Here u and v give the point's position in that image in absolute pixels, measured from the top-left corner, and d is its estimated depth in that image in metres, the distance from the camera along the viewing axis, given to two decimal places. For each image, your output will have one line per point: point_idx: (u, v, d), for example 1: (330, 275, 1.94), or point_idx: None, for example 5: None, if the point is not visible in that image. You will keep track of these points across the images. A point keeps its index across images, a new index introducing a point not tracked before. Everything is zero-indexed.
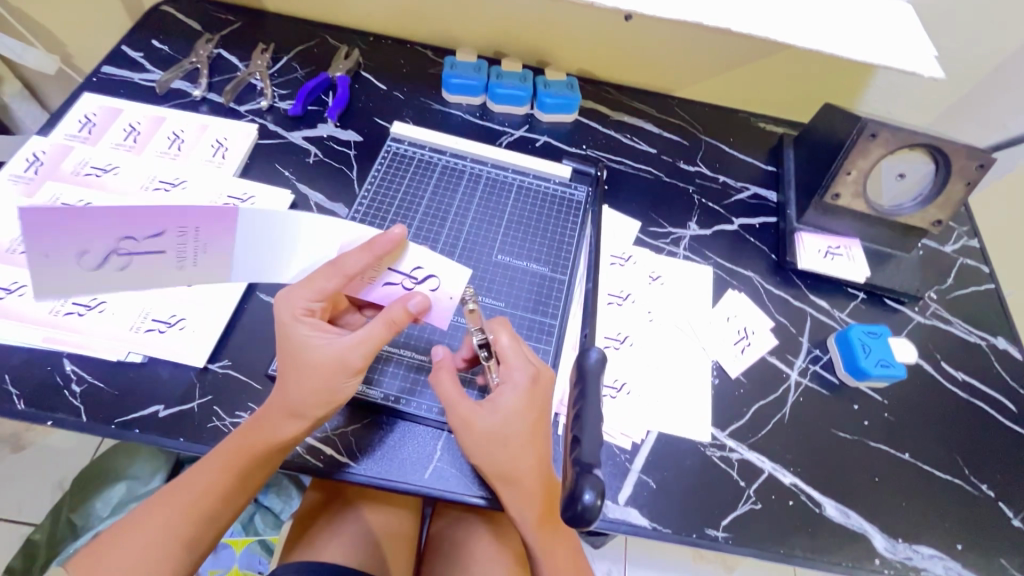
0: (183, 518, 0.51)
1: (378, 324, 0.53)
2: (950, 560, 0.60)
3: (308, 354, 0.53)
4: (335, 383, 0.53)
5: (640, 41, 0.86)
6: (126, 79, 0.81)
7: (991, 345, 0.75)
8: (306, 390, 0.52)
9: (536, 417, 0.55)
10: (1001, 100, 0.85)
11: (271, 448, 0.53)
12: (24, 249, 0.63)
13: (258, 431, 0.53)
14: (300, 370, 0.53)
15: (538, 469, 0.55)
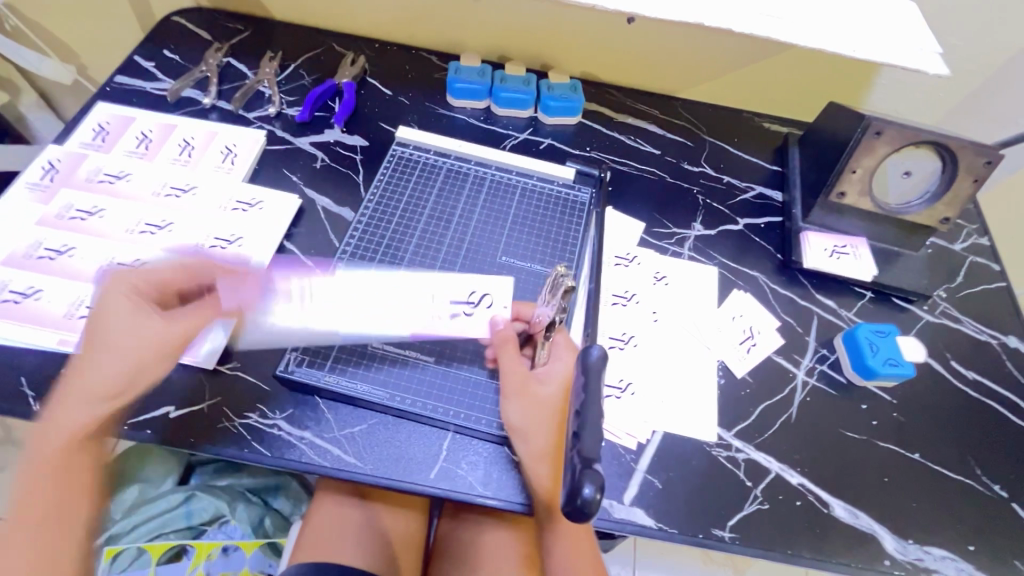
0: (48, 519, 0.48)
1: (191, 318, 0.58)
2: (962, 561, 0.60)
3: (112, 324, 0.54)
4: (112, 358, 0.53)
5: (643, 43, 0.86)
6: (138, 88, 0.83)
7: (1002, 344, 0.74)
8: (101, 367, 0.53)
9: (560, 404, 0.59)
10: (1007, 98, 0.84)
11: (73, 435, 0.50)
12: (41, 255, 0.64)
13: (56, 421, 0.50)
14: (99, 346, 0.53)
15: (544, 440, 0.56)
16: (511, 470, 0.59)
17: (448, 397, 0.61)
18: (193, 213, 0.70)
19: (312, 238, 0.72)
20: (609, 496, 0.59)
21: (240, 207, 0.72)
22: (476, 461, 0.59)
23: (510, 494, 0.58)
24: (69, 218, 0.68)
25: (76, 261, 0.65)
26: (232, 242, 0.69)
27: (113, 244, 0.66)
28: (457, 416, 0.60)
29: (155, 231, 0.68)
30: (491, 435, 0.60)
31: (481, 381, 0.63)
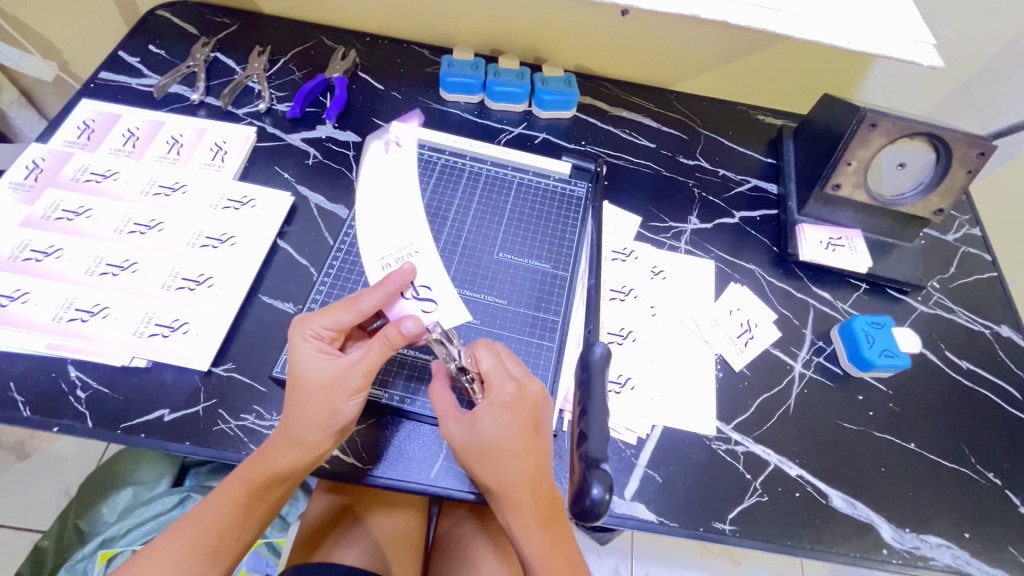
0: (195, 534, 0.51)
1: (378, 346, 0.54)
2: (957, 548, 0.60)
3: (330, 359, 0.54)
4: (335, 407, 0.53)
5: (637, 35, 0.85)
6: (123, 84, 0.81)
7: (995, 333, 0.75)
8: (305, 414, 0.52)
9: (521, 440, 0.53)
10: (1000, 88, 0.84)
11: (276, 469, 0.53)
12: (27, 256, 0.63)
13: (262, 459, 0.53)
14: (310, 382, 0.53)
15: (522, 488, 0.53)
16: None
17: None
18: (183, 212, 0.69)
19: (306, 236, 0.71)
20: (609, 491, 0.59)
21: (231, 206, 0.71)
22: None
23: None
24: (56, 218, 0.66)
25: (64, 263, 0.63)
26: (224, 241, 0.68)
27: (102, 245, 0.65)
28: None
29: (144, 231, 0.67)
30: None
31: None
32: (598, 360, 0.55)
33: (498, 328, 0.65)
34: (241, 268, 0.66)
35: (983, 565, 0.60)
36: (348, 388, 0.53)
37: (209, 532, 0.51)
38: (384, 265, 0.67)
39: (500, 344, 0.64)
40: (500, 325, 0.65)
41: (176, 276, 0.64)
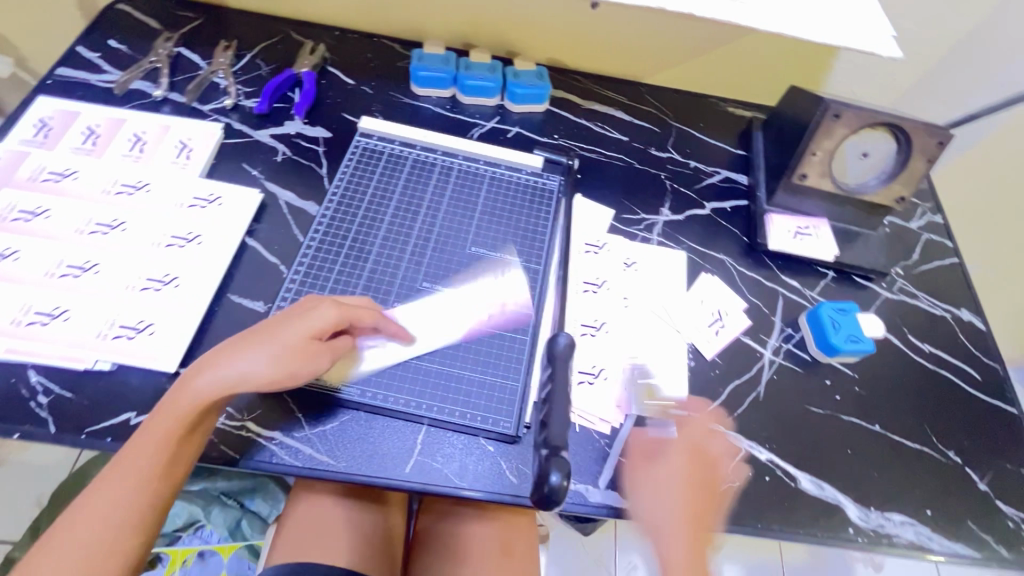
0: (99, 513, 0.48)
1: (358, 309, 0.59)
2: (920, 525, 0.62)
3: (279, 321, 0.55)
4: (285, 331, 0.54)
5: (608, 28, 0.86)
6: (83, 80, 0.78)
7: (955, 317, 0.78)
8: (262, 337, 0.54)
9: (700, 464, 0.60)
10: (959, 79, 0.87)
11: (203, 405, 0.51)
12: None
13: (180, 394, 0.51)
14: (251, 343, 0.53)
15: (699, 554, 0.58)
16: (487, 461, 0.59)
17: (421, 390, 0.60)
18: (147, 211, 0.67)
19: (276, 234, 0.70)
20: (584, 481, 0.60)
21: (197, 204, 0.69)
22: (451, 453, 0.59)
23: (487, 483, 0.58)
24: (12, 219, 0.64)
25: (21, 265, 0.61)
26: (191, 240, 0.66)
27: (63, 246, 0.63)
28: (430, 409, 0.59)
29: (106, 231, 0.65)
30: (465, 427, 0.59)
31: (453, 372, 0.62)
32: (563, 351, 0.55)
33: (471, 322, 0.65)
34: (208, 267, 0.65)
35: (945, 542, 0.62)
36: (303, 315, 0.55)
37: (116, 509, 0.48)
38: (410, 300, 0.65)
39: (473, 338, 0.64)
40: (472, 318, 0.65)
41: (142, 276, 0.63)
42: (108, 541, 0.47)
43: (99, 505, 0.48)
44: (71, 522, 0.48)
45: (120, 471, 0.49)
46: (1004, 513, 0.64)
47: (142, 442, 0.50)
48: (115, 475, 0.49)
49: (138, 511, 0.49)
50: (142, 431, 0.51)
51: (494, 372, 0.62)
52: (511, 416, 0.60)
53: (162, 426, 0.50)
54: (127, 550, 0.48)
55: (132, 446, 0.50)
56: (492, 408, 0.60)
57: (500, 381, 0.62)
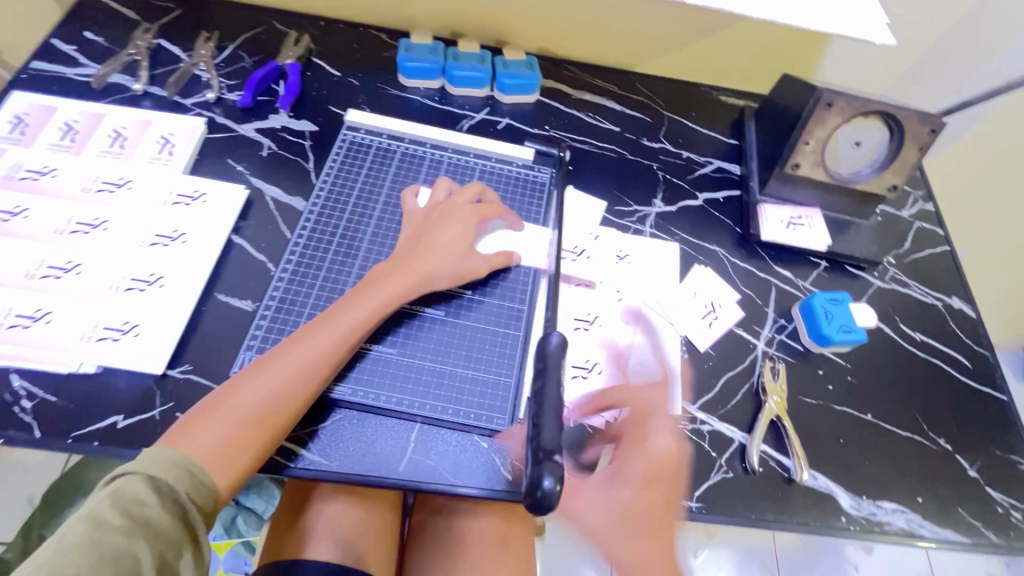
0: (262, 386, 0.52)
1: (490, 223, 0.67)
2: (911, 513, 0.63)
3: (439, 228, 0.64)
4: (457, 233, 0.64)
5: (598, 16, 0.84)
6: (59, 74, 0.76)
7: (946, 305, 0.78)
8: (439, 240, 0.63)
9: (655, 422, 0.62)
10: (950, 66, 0.87)
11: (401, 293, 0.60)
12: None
13: (377, 285, 0.59)
14: (430, 244, 0.63)
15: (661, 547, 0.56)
16: (481, 458, 0.58)
17: (413, 388, 0.59)
18: (130, 209, 0.66)
19: (262, 231, 0.69)
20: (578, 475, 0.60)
21: (181, 201, 0.68)
22: (445, 451, 0.58)
23: (481, 480, 0.57)
24: None
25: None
26: (176, 238, 0.65)
27: (43, 246, 0.62)
28: (423, 407, 0.59)
29: (87, 231, 0.64)
30: (459, 424, 0.59)
31: (446, 369, 0.61)
32: (554, 349, 0.55)
33: (464, 318, 0.64)
34: (194, 266, 0.64)
35: (936, 528, 0.63)
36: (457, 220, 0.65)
37: (284, 378, 0.53)
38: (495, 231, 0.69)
39: (465, 334, 0.63)
40: (464, 315, 0.65)
41: (125, 276, 0.62)
42: (266, 411, 0.51)
43: (263, 378, 0.52)
44: (239, 390, 0.52)
45: (286, 351, 0.54)
46: (993, 498, 0.65)
47: (309, 328, 0.56)
48: (286, 354, 0.54)
49: (308, 384, 0.53)
50: (324, 316, 0.57)
51: (487, 369, 0.62)
52: (505, 413, 0.60)
53: (359, 313, 0.57)
54: (277, 424, 0.52)
55: (310, 330, 0.56)
56: (485, 404, 0.60)
57: (494, 377, 0.62)
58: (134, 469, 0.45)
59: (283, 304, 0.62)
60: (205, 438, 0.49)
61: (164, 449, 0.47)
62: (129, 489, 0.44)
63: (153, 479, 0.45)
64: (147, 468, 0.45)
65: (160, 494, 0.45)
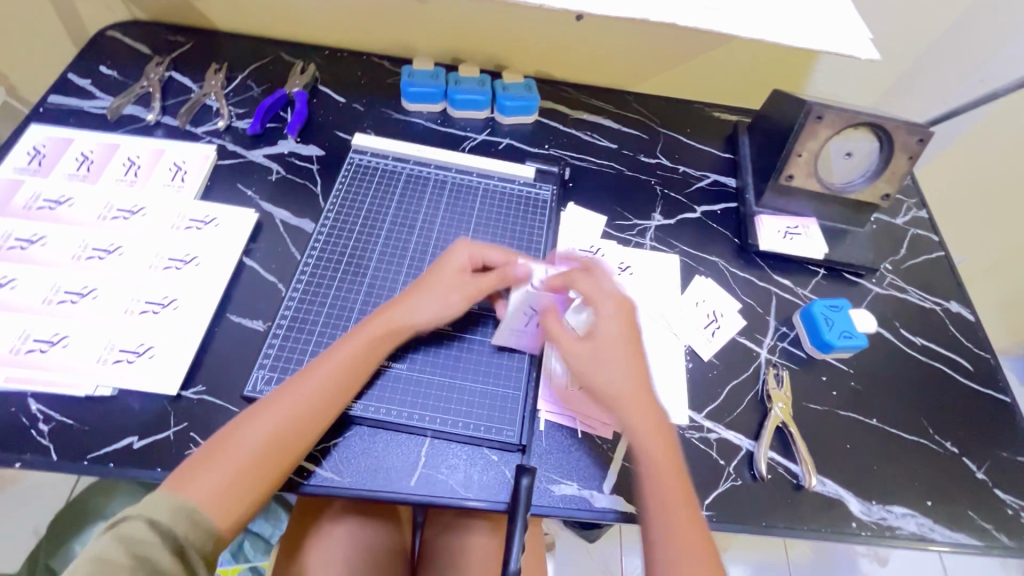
0: (261, 431, 0.51)
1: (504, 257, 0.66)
2: (922, 517, 0.63)
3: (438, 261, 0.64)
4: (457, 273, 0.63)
5: (593, 39, 0.88)
6: (75, 108, 0.79)
7: (945, 309, 0.79)
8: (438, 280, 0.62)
9: (637, 381, 0.57)
10: (934, 77, 0.89)
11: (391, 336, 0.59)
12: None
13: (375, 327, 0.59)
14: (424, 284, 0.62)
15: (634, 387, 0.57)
16: (492, 470, 0.59)
17: (422, 403, 0.60)
18: (144, 235, 0.68)
19: (273, 253, 0.70)
20: (589, 486, 0.60)
21: (194, 226, 0.69)
22: (456, 464, 0.59)
23: (490, 493, 0.58)
24: (8, 248, 0.64)
25: (17, 294, 0.61)
26: (188, 261, 0.67)
27: (62, 273, 0.63)
28: (434, 421, 0.60)
29: (103, 256, 0.65)
30: (469, 437, 0.60)
31: (455, 384, 0.62)
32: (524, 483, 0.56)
33: (472, 333, 0.65)
34: (208, 288, 0.65)
35: (947, 531, 0.63)
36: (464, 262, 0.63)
37: (269, 433, 0.51)
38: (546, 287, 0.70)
39: (472, 349, 0.64)
40: (473, 331, 0.66)
41: (140, 299, 0.63)
42: (259, 462, 0.50)
43: (258, 424, 0.51)
44: (227, 444, 0.50)
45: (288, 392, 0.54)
46: (1001, 500, 0.65)
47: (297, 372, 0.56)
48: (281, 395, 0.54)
49: (293, 440, 0.52)
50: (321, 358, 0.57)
51: (495, 383, 0.63)
52: (514, 426, 0.61)
53: (348, 347, 0.57)
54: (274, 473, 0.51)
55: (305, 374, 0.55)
56: (495, 418, 0.61)
57: (502, 390, 0.63)
58: (136, 514, 0.45)
59: (295, 322, 0.64)
60: (202, 487, 0.48)
61: (163, 497, 0.46)
62: (133, 533, 0.43)
63: (156, 522, 0.44)
64: (152, 512, 0.45)
65: (163, 538, 0.44)
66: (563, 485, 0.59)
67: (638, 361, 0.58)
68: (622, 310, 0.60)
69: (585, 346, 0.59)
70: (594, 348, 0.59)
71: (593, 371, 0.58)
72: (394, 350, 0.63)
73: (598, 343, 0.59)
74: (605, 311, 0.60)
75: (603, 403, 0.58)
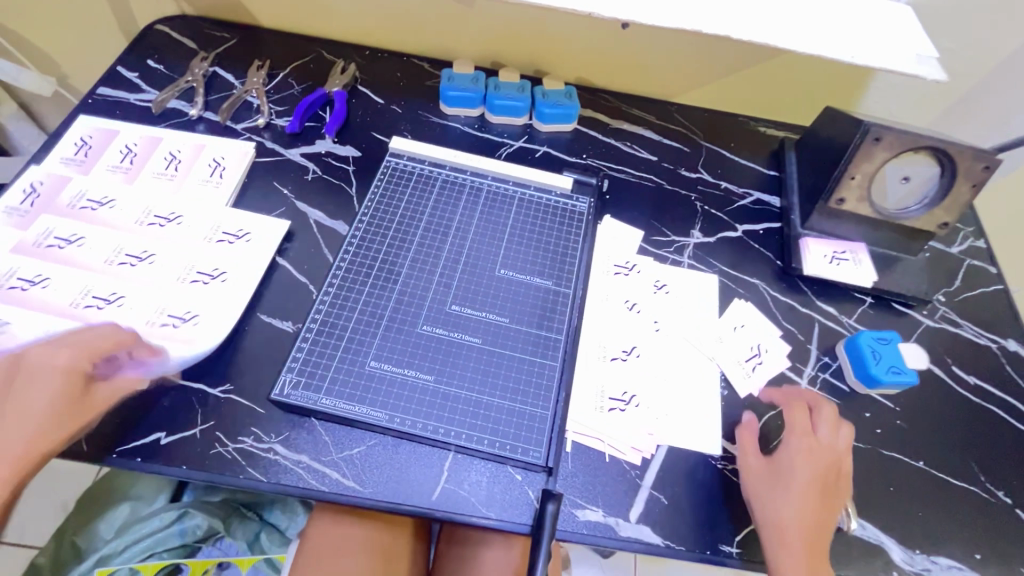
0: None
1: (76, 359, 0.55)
2: (969, 570, 0.59)
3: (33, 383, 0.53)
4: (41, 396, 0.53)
5: (638, 47, 0.85)
6: (122, 100, 0.80)
7: (1001, 347, 0.74)
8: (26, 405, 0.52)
9: (815, 519, 0.56)
10: (1001, 99, 0.84)
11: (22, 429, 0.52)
12: (12, 285, 0.61)
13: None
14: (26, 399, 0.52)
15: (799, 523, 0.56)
16: (515, 490, 0.57)
17: (447, 416, 0.59)
18: (178, 243, 0.67)
19: (306, 253, 0.70)
20: (615, 514, 0.58)
21: (225, 239, 0.68)
22: (478, 482, 0.57)
23: (514, 513, 0.56)
24: (48, 246, 0.64)
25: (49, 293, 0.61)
26: (215, 277, 0.65)
27: (100, 276, 0.63)
28: (458, 436, 0.58)
29: (134, 263, 0.65)
30: (493, 455, 0.58)
31: (482, 399, 0.60)
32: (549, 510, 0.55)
33: (501, 347, 0.64)
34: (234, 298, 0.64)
35: None
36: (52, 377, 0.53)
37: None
38: (612, 357, 0.66)
39: (502, 363, 0.63)
40: (504, 344, 0.64)
41: (161, 313, 0.62)
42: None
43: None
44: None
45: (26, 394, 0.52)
46: None
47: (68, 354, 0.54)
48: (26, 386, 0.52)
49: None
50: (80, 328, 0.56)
51: (523, 400, 0.61)
52: (541, 446, 0.59)
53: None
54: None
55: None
56: (521, 436, 0.59)
57: (531, 409, 0.61)
58: None
59: (325, 326, 0.63)
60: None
61: None
62: None
63: None
64: None
65: None
66: (587, 511, 0.57)
67: (814, 502, 0.57)
68: (823, 455, 0.59)
69: (771, 476, 0.59)
70: (771, 481, 0.58)
71: (774, 500, 0.57)
72: (420, 364, 0.62)
73: (778, 479, 0.58)
74: (795, 443, 0.60)
75: (774, 539, 0.55)
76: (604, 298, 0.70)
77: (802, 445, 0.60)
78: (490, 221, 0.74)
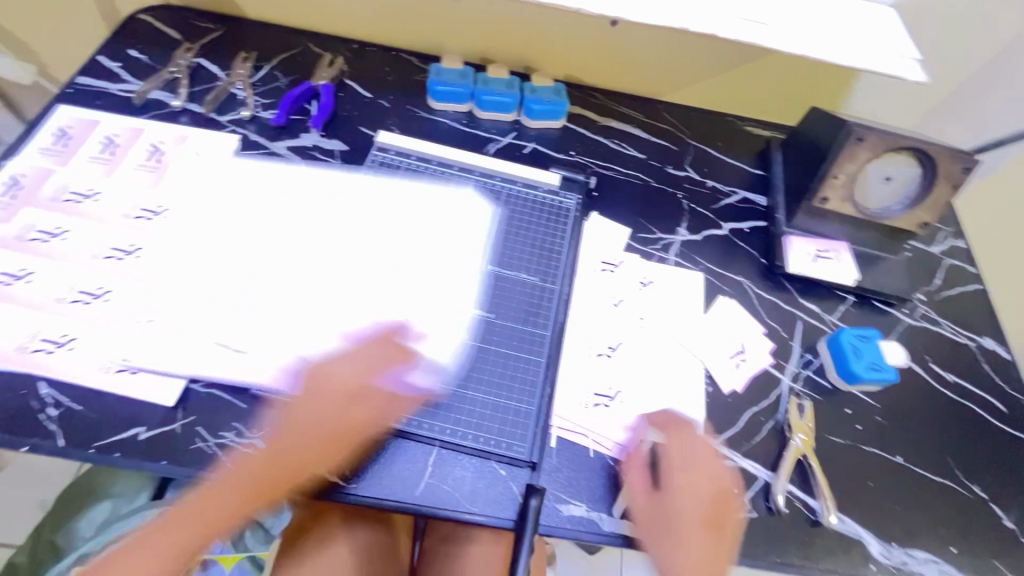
0: None
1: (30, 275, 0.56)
2: (945, 564, 0.60)
3: None
4: None
5: (626, 44, 0.85)
6: (102, 90, 0.79)
7: (979, 345, 0.76)
8: None
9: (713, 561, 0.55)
10: (981, 101, 0.86)
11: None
12: None
13: None
14: None
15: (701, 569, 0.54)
16: (499, 485, 0.57)
17: (432, 411, 0.59)
18: (163, 238, 0.66)
19: None
20: (599, 509, 0.58)
21: None
22: (462, 477, 0.57)
23: (498, 508, 0.56)
24: (30, 240, 0.63)
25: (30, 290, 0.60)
26: None
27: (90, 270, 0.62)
28: (443, 432, 0.58)
29: (120, 257, 0.64)
30: (478, 450, 0.58)
31: (467, 394, 0.60)
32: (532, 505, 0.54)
33: (487, 342, 0.64)
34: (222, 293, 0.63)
35: None
36: None
37: None
38: (599, 353, 0.67)
39: (487, 359, 0.63)
40: (490, 339, 0.64)
41: (150, 308, 0.62)
42: None
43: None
44: None
45: None
46: None
47: None
48: None
49: None
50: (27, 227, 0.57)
51: (508, 396, 0.61)
52: (526, 442, 0.59)
53: None
54: None
55: None
56: (506, 432, 0.59)
57: (516, 404, 0.61)
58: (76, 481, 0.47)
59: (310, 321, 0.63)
60: None
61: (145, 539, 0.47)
62: None
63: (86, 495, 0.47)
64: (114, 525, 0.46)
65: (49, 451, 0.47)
66: (571, 506, 0.58)
67: (711, 545, 0.55)
68: (718, 492, 0.57)
69: (661, 522, 0.56)
70: (665, 523, 0.55)
71: (671, 547, 0.55)
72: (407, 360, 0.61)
73: (672, 520, 0.55)
74: (675, 484, 0.57)
75: None
76: (591, 295, 0.71)
77: (680, 481, 0.57)
78: (477, 217, 0.73)
